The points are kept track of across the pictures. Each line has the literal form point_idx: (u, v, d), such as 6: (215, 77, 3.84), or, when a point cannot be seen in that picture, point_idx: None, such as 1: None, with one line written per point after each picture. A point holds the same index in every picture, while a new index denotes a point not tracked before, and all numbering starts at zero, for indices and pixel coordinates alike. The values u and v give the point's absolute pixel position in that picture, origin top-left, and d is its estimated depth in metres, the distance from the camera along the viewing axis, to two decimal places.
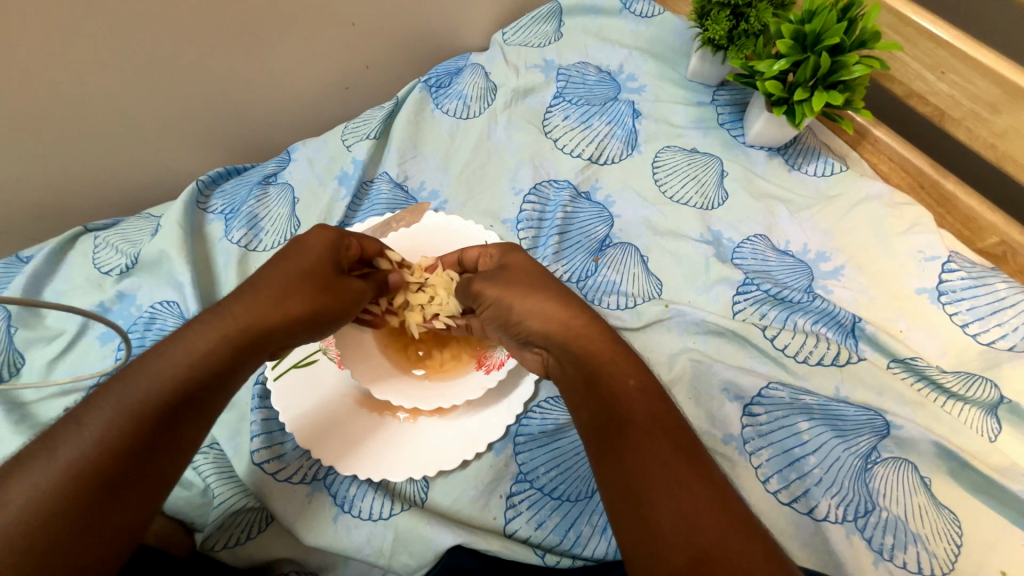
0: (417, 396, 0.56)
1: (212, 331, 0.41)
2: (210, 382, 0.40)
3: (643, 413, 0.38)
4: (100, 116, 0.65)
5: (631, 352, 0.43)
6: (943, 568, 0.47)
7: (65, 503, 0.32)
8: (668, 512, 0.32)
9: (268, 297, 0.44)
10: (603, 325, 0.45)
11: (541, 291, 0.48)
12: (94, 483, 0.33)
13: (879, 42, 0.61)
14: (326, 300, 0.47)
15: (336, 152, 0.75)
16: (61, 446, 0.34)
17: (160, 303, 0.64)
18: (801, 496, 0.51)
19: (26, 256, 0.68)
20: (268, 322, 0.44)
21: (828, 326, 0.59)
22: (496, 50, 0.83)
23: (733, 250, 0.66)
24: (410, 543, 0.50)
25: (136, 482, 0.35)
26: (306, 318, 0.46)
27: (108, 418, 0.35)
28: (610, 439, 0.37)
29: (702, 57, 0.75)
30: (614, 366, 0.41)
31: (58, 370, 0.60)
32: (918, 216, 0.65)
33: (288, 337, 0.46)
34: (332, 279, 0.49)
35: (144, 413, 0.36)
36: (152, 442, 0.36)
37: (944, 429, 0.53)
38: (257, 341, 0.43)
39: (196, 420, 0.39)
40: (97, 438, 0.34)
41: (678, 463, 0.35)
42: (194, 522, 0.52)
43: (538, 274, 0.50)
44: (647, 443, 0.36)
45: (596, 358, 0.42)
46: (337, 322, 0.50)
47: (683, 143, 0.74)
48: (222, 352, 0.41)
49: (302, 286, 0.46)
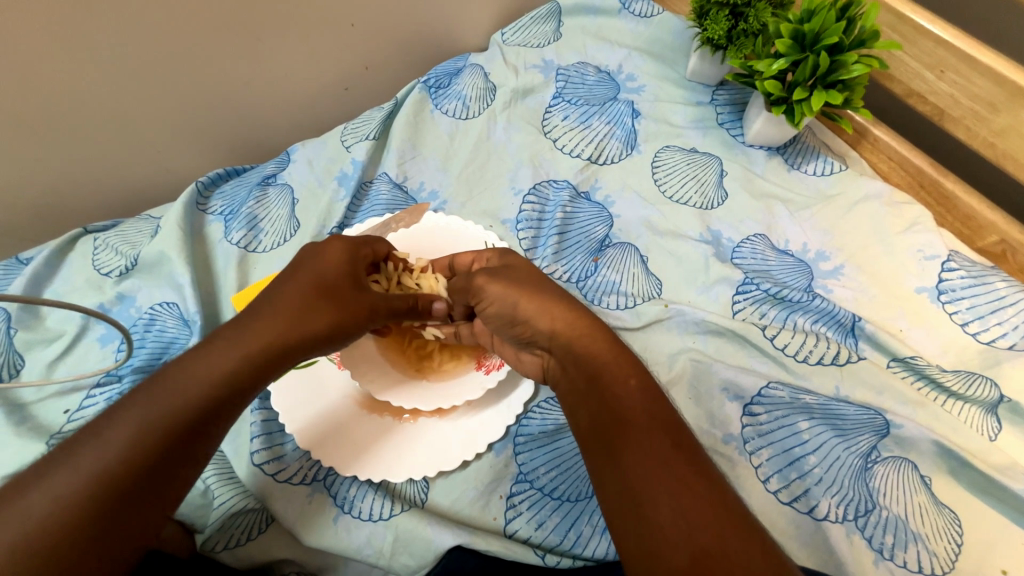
0: (417, 396, 0.57)
1: (235, 346, 0.41)
2: (232, 399, 0.40)
3: (644, 413, 0.38)
4: (100, 117, 0.65)
5: (632, 353, 0.43)
6: (943, 566, 0.47)
7: (83, 516, 0.32)
8: (668, 512, 0.32)
9: (293, 313, 0.44)
10: (603, 325, 0.45)
11: (540, 292, 0.48)
12: (113, 496, 0.34)
13: (878, 42, 0.61)
14: (346, 315, 0.48)
15: (335, 153, 0.75)
16: (82, 458, 0.34)
17: (160, 304, 0.64)
18: (801, 496, 0.51)
19: (26, 257, 0.68)
20: (289, 337, 0.44)
21: (828, 325, 0.59)
22: (496, 51, 0.83)
23: (733, 249, 0.66)
24: (410, 544, 0.50)
25: (154, 495, 0.35)
26: (327, 333, 0.46)
27: (129, 432, 0.35)
28: (610, 439, 0.37)
29: (701, 57, 0.75)
30: (615, 366, 0.41)
31: (59, 371, 0.60)
32: (918, 215, 0.65)
33: (309, 352, 0.46)
34: (350, 292, 0.49)
35: (166, 428, 0.36)
36: (173, 457, 0.36)
37: (944, 427, 0.53)
38: (280, 356, 0.43)
39: (215, 434, 0.39)
40: (119, 452, 0.35)
41: (679, 464, 0.34)
42: (195, 523, 0.52)
43: (537, 275, 0.50)
44: (648, 443, 0.36)
45: (596, 358, 0.42)
46: (355, 334, 0.50)
47: (683, 143, 0.74)
48: (246, 369, 0.41)
49: (321, 301, 0.46)
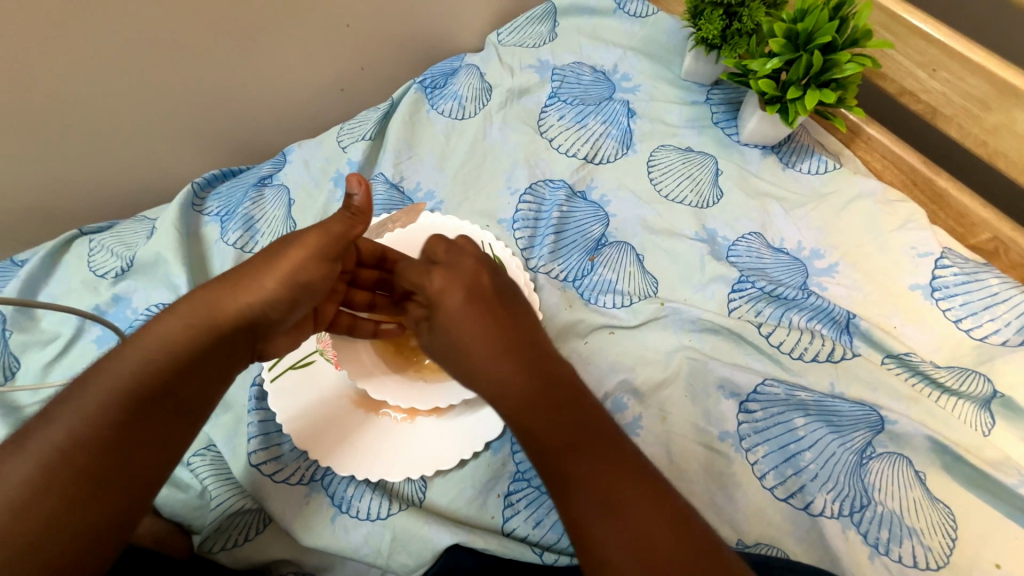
0: (414, 396, 0.56)
1: (176, 319, 0.42)
2: (179, 372, 0.40)
3: (564, 465, 0.38)
4: (95, 118, 0.65)
5: (563, 404, 0.40)
6: (938, 561, 0.48)
7: (38, 498, 0.33)
8: (606, 549, 0.36)
9: (229, 283, 0.45)
10: (533, 372, 0.41)
11: (471, 343, 0.42)
12: (64, 476, 0.34)
13: (870, 40, 0.62)
14: (293, 265, 0.46)
15: (332, 153, 0.75)
16: (31, 442, 0.35)
17: (156, 305, 0.63)
18: (796, 492, 0.51)
19: (21, 259, 0.68)
20: (227, 310, 0.44)
21: (823, 323, 0.59)
22: (492, 51, 0.83)
23: (728, 248, 0.66)
24: (408, 542, 0.50)
25: (114, 476, 0.36)
26: (274, 290, 0.45)
27: (78, 410, 0.36)
28: (557, 490, 0.39)
29: (696, 57, 0.75)
30: (530, 417, 0.40)
31: (54, 373, 0.60)
32: (911, 212, 0.65)
33: (258, 319, 0.45)
34: (286, 244, 0.47)
35: (114, 405, 0.37)
36: (126, 434, 0.37)
37: (938, 423, 0.53)
38: (225, 327, 0.43)
39: (174, 418, 0.40)
40: (68, 430, 0.36)
41: (602, 519, 0.36)
42: (192, 524, 0.52)
43: (461, 318, 0.42)
44: (580, 500, 0.37)
45: (526, 417, 0.40)
46: (316, 284, 0.48)
47: (678, 142, 0.74)
48: (189, 341, 0.41)
49: (263, 268, 0.46)
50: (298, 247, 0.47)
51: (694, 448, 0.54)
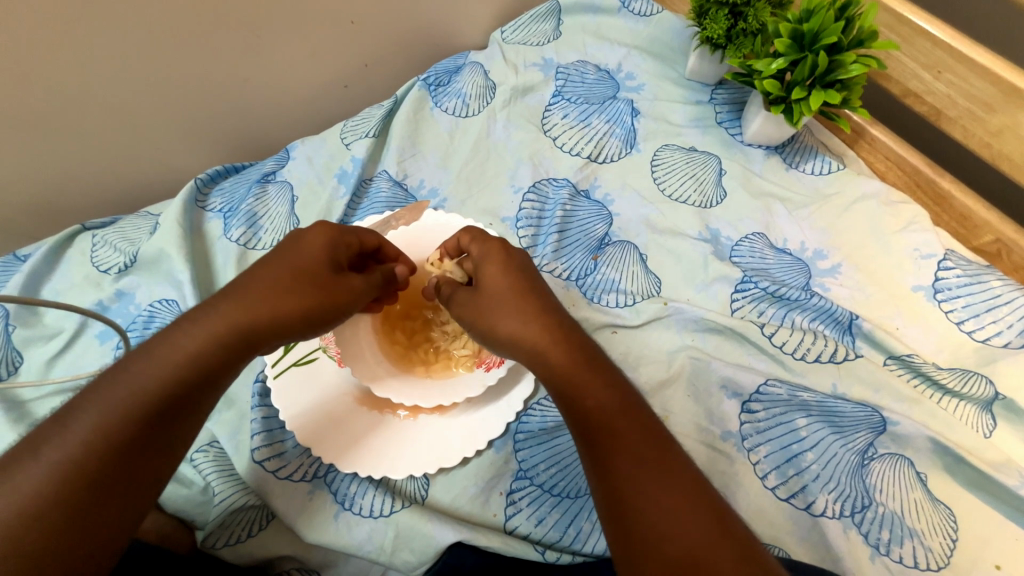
0: (417, 395, 0.55)
1: (200, 325, 0.41)
2: (198, 381, 0.40)
3: (609, 418, 0.40)
4: (95, 111, 0.65)
5: (603, 364, 0.43)
6: (939, 561, 0.48)
7: (52, 507, 0.33)
8: (641, 494, 0.36)
9: (267, 291, 0.43)
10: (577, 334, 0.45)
11: (525, 303, 0.46)
12: (77, 484, 0.34)
13: (875, 41, 0.61)
14: (332, 294, 0.46)
15: (335, 150, 0.75)
16: (42, 449, 0.35)
17: (159, 301, 0.63)
18: (798, 492, 0.52)
19: (23, 254, 0.68)
20: (260, 320, 0.42)
21: (826, 323, 0.59)
22: (496, 49, 0.82)
23: (731, 248, 0.66)
24: (410, 540, 0.50)
25: (127, 481, 0.36)
26: (303, 316, 0.44)
27: (90, 419, 0.36)
28: (598, 444, 0.39)
29: (700, 56, 0.75)
30: (578, 371, 0.42)
31: (56, 369, 0.60)
32: (914, 214, 0.65)
33: (285, 334, 0.44)
34: (336, 277, 0.47)
35: (126, 412, 0.37)
36: (138, 440, 0.37)
37: (940, 424, 0.53)
38: (246, 339, 0.42)
39: (184, 420, 0.39)
40: (82, 441, 0.35)
41: (643, 474, 0.37)
42: (196, 519, 0.53)
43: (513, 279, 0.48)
44: (621, 455, 0.38)
45: (561, 370, 0.42)
46: (339, 318, 0.48)
47: (681, 142, 0.74)
48: (212, 350, 0.40)
49: (302, 285, 0.44)
50: (346, 286, 0.47)
51: (695, 447, 0.54)
